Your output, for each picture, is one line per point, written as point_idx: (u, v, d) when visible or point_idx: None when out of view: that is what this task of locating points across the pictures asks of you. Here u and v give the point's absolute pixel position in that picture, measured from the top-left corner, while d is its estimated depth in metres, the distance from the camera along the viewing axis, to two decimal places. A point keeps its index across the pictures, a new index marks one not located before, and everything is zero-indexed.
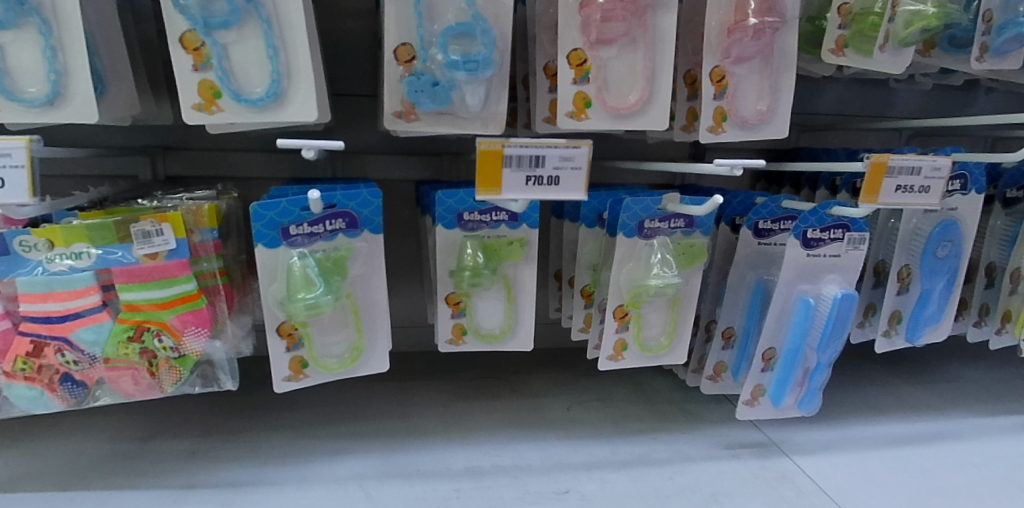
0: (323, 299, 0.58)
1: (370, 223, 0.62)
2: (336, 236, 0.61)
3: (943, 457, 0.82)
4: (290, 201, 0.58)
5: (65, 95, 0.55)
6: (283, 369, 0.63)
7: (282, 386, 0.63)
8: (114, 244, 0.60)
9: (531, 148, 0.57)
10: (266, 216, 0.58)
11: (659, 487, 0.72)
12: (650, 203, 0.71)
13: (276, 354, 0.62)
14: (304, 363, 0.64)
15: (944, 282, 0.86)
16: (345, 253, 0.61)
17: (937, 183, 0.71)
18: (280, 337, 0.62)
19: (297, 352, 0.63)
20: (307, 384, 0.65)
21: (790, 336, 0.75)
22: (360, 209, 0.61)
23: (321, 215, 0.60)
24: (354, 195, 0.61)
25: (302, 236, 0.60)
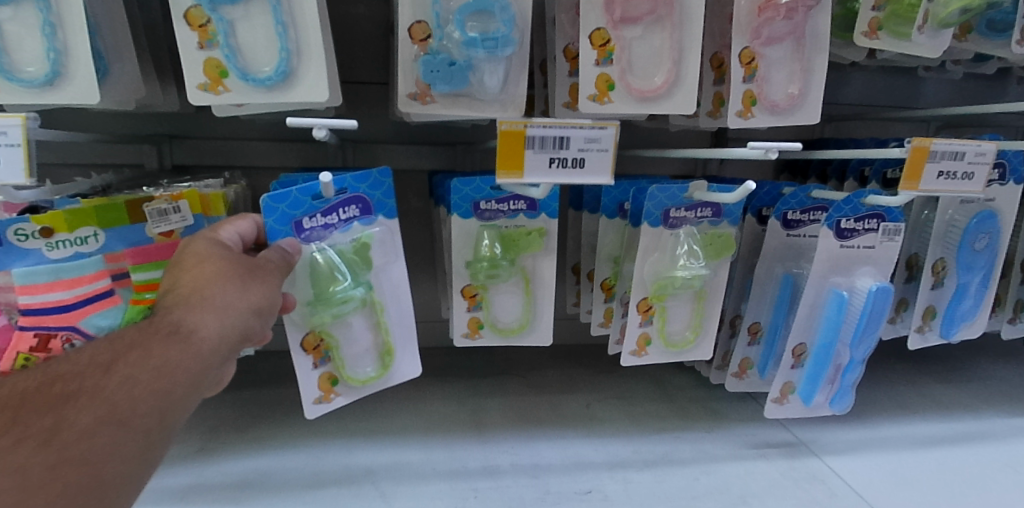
0: (350, 288, 0.57)
1: (383, 207, 0.59)
2: (351, 225, 0.58)
3: (981, 458, 0.78)
4: (300, 191, 0.54)
5: (65, 75, 0.52)
6: (313, 391, 0.60)
7: (313, 411, 0.60)
8: (126, 224, 0.58)
9: (555, 129, 0.55)
10: (278, 209, 0.54)
11: (684, 488, 0.68)
12: (676, 191, 0.68)
13: (304, 375, 0.59)
14: (333, 381, 0.61)
15: (982, 276, 0.81)
16: (366, 239, 0.57)
17: (980, 169, 0.68)
18: (307, 354, 0.59)
19: (324, 368, 0.61)
20: (339, 403, 0.62)
21: (821, 331, 0.71)
22: (371, 193, 0.58)
23: (334, 204, 0.56)
24: (364, 178, 0.57)
25: (316, 229, 0.56)
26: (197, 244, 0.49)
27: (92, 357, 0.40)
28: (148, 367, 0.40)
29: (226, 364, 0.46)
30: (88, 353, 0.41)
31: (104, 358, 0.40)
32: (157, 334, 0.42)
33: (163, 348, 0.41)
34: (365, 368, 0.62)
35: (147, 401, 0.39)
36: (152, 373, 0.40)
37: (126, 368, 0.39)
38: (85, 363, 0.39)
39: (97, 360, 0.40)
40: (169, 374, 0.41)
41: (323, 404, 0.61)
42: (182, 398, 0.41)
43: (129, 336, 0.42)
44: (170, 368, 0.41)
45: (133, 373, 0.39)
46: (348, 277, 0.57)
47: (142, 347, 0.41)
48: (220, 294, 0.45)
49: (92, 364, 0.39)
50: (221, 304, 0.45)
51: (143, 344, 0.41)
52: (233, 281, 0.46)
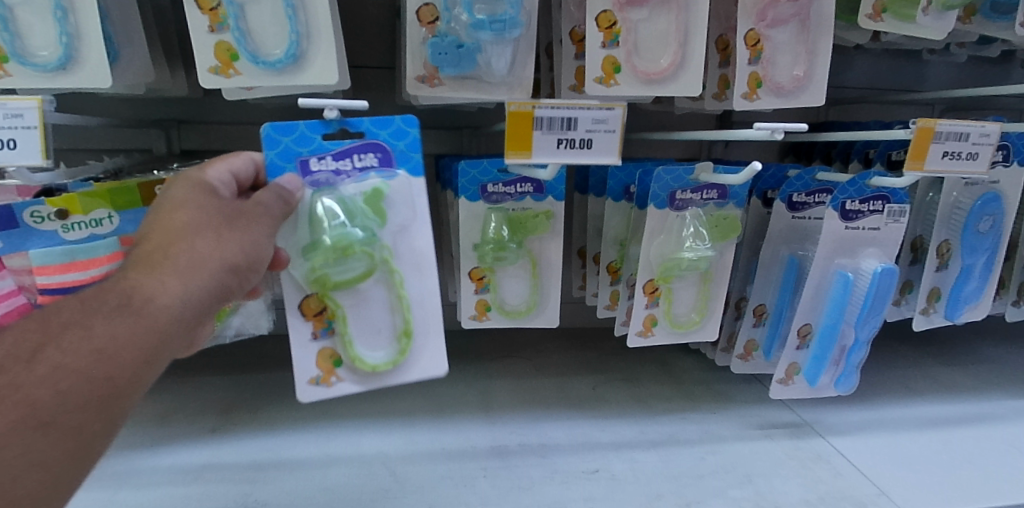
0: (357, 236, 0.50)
1: (405, 161, 0.52)
2: (367, 176, 0.52)
3: (984, 438, 0.79)
4: (308, 125, 0.51)
5: (78, 59, 0.53)
6: (310, 369, 0.54)
7: (307, 392, 0.54)
8: (138, 207, 0.59)
9: (562, 110, 0.55)
10: (281, 142, 0.51)
11: (691, 467, 0.69)
12: (682, 173, 0.68)
13: (300, 347, 0.53)
14: (335, 360, 0.54)
15: (986, 258, 0.82)
16: (381, 188, 0.52)
17: (985, 149, 0.68)
18: (307, 321, 0.53)
19: (325, 343, 0.54)
20: (339, 389, 0.55)
21: (827, 312, 0.71)
22: (393, 142, 0.52)
23: (347, 147, 0.52)
24: (386, 123, 0.52)
25: (324, 172, 0.52)
26: (174, 192, 0.46)
27: (16, 343, 0.35)
28: (90, 345, 0.36)
29: (197, 331, 0.43)
30: (13, 336, 0.36)
31: (32, 343, 0.35)
32: (104, 307, 0.38)
33: (110, 322, 0.37)
34: (375, 351, 0.55)
35: (88, 388, 0.35)
36: (94, 353, 0.36)
37: (58, 353, 0.35)
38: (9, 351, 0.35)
39: (21, 347, 0.35)
40: (116, 352, 0.36)
41: (320, 386, 0.54)
42: (135, 378, 0.37)
43: (65, 314, 0.37)
44: (117, 343, 0.37)
45: (71, 355, 0.35)
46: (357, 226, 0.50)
47: (82, 325, 0.36)
48: (187, 252, 0.42)
49: (18, 350, 0.35)
50: (187, 264, 0.41)
51: (85, 320, 0.37)
52: (207, 235, 0.43)
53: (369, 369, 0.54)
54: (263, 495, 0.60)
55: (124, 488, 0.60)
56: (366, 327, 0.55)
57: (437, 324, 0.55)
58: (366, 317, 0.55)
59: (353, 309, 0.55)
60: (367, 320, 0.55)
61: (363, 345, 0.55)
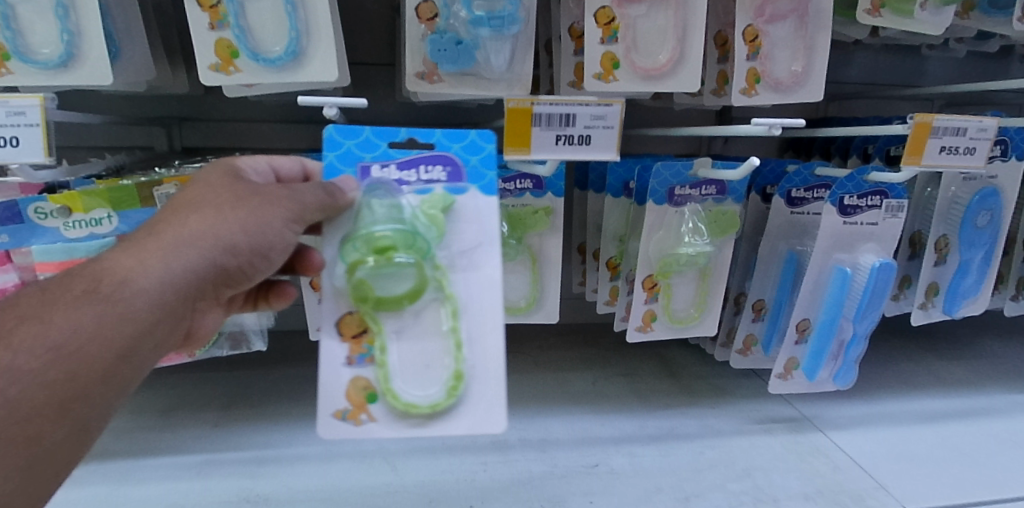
0: (396, 235, 0.44)
1: (476, 177, 0.48)
2: (432, 189, 0.48)
3: (981, 432, 0.79)
4: (374, 131, 0.49)
5: (78, 56, 0.53)
6: (337, 400, 0.43)
7: (328, 428, 0.42)
8: (135, 208, 0.59)
9: (561, 106, 0.55)
10: (345, 144, 0.48)
11: (689, 461, 0.70)
12: (680, 169, 0.69)
13: (329, 372, 0.43)
14: (368, 395, 0.43)
15: (984, 253, 0.82)
16: (443, 199, 0.47)
17: (982, 144, 0.68)
18: (342, 342, 0.44)
19: (360, 372, 0.43)
20: (369, 432, 0.43)
21: (826, 306, 0.72)
22: (465, 157, 0.49)
23: (415, 156, 0.49)
24: (460, 137, 0.49)
25: (384, 179, 0.48)
26: (199, 173, 0.46)
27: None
28: (46, 338, 0.33)
29: (183, 319, 0.40)
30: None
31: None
32: (71, 295, 0.35)
33: (74, 312, 0.34)
34: (420, 390, 0.43)
35: (48, 387, 0.32)
36: (50, 348, 0.33)
37: (4, 351, 0.32)
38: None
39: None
40: (76, 346, 0.34)
41: (346, 423, 0.43)
42: (99, 375, 0.35)
43: (23, 307, 0.35)
44: (78, 336, 0.34)
45: (21, 352, 0.32)
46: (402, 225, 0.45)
47: (42, 316, 0.34)
48: (175, 230, 0.39)
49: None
50: (173, 243, 0.39)
51: (44, 310, 0.34)
52: (205, 211, 0.41)
53: (408, 410, 0.43)
54: (266, 489, 0.61)
55: (127, 484, 0.60)
56: (413, 360, 0.44)
57: (499, 369, 0.44)
58: (414, 348, 0.45)
59: (399, 335, 0.45)
60: (412, 352, 0.45)
61: (406, 382, 0.44)
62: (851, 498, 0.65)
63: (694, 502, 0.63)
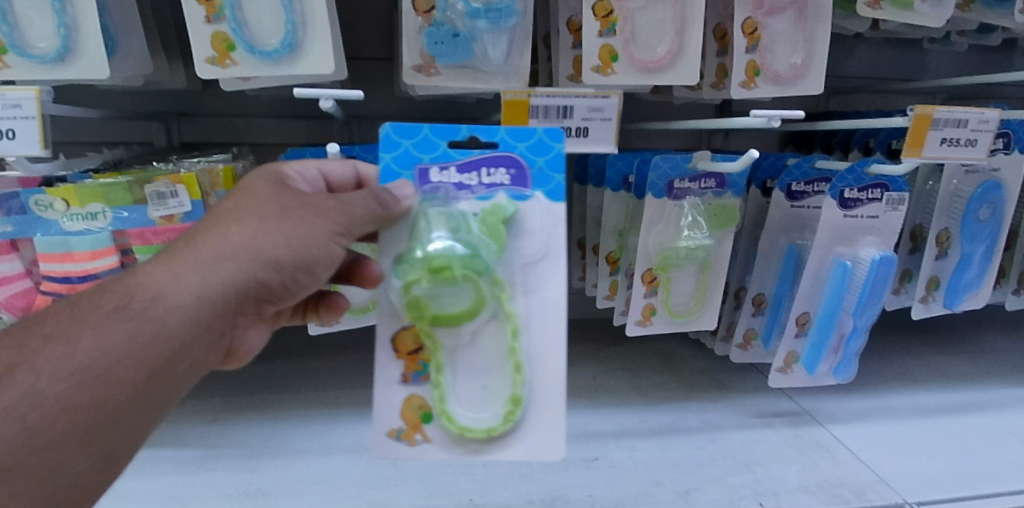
0: (453, 254, 0.42)
1: (543, 181, 0.46)
2: (495, 194, 0.46)
3: (983, 426, 0.79)
4: (432, 129, 0.46)
5: (75, 49, 0.53)
6: (393, 419, 0.44)
7: (384, 446, 0.44)
8: (128, 205, 0.59)
9: (559, 98, 0.55)
10: (401, 145, 0.46)
11: (689, 455, 0.70)
12: (680, 162, 0.69)
13: (386, 389, 0.44)
14: (424, 414, 0.44)
15: (985, 247, 0.82)
16: (505, 207, 0.45)
17: (983, 136, 0.68)
18: (398, 360, 0.44)
19: (417, 390, 0.44)
20: (424, 450, 0.44)
21: (825, 300, 0.71)
22: (531, 158, 0.46)
23: (477, 158, 0.46)
24: (527, 135, 0.46)
25: (444, 184, 0.46)
26: (247, 178, 0.45)
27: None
28: (72, 360, 0.34)
29: (217, 335, 0.40)
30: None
31: (5, 363, 0.34)
32: (102, 312, 0.36)
33: (102, 331, 0.35)
34: (475, 412, 0.44)
35: (77, 407, 0.34)
36: (74, 370, 0.34)
37: (29, 375, 0.33)
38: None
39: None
40: (102, 367, 0.34)
41: (400, 443, 0.44)
42: (125, 396, 0.35)
43: (53, 324, 0.36)
44: (104, 357, 0.35)
45: (46, 375, 0.33)
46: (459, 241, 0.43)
47: (69, 336, 0.35)
48: (215, 243, 0.39)
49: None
50: (211, 257, 0.39)
51: (71, 329, 0.35)
52: (248, 222, 0.40)
53: (463, 434, 0.43)
54: (265, 482, 0.61)
55: (127, 477, 0.61)
56: (470, 382, 0.45)
57: (559, 395, 0.44)
58: (471, 369, 0.45)
59: (457, 355, 0.45)
60: (469, 374, 0.45)
61: (461, 404, 0.44)
62: (853, 491, 0.65)
63: (694, 495, 0.63)
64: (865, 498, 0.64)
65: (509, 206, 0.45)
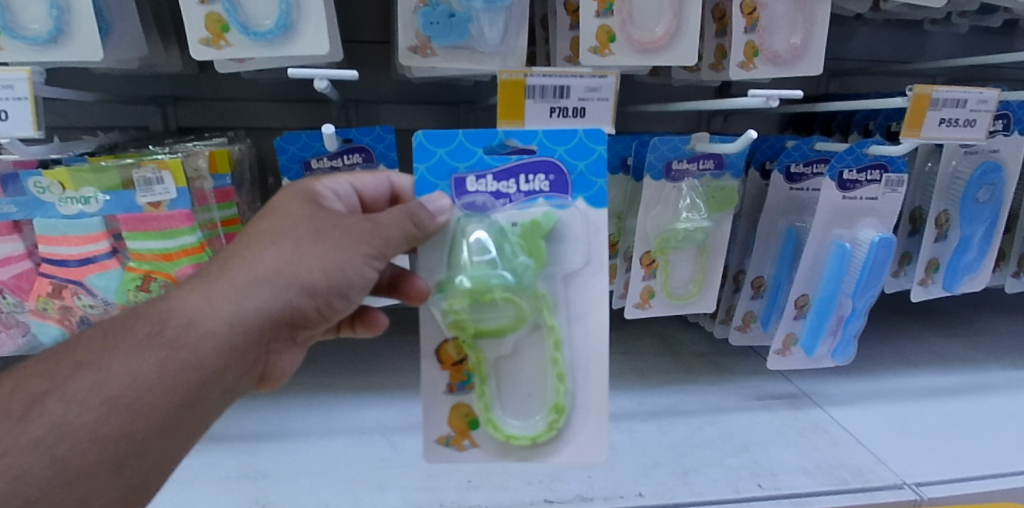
0: (496, 282, 0.44)
1: (583, 185, 0.47)
2: (535, 201, 0.48)
3: (981, 408, 0.79)
4: (467, 137, 0.47)
5: (68, 31, 0.52)
6: (441, 427, 0.48)
7: (434, 452, 0.48)
8: (118, 190, 0.58)
9: (555, 78, 0.55)
10: (436, 155, 0.47)
11: (687, 437, 0.70)
12: (678, 143, 0.68)
13: (434, 398, 0.48)
14: (471, 422, 0.48)
15: (985, 228, 0.82)
16: (544, 222, 0.46)
17: (982, 116, 0.67)
18: (444, 371, 0.48)
19: (463, 398, 0.48)
20: (472, 453, 0.48)
21: (824, 281, 0.71)
22: (571, 162, 0.47)
23: (514, 165, 0.47)
24: (566, 139, 0.47)
25: (482, 193, 0.47)
26: (278, 196, 0.45)
27: (19, 393, 0.34)
28: (102, 389, 0.34)
29: (249, 363, 0.40)
30: (19, 382, 0.35)
31: (35, 392, 0.34)
32: (134, 339, 0.36)
33: (135, 358, 0.35)
34: (518, 419, 0.49)
35: (112, 435, 0.34)
36: (104, 400, 0.34)
37: (58, 405, 0.34)
38: (11, 401, 0.34)
39: (22, 399, 0.34)
40: (130, 398, 0.35)
41: (450, 447, 0.48)
42: (155, 427, 0.35)
43: (82, 351, 0.36)
44: (134, 387, 0.35)
45: (76, 405, 0.34)
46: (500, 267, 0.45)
47: (103, 363, 0.35)
48: (248, 267, 0.39)
49: (20, 400, 0.34)
50: (245, 282, 0.39)
51: (102, 357, 0.36)
52: (282, 244, 0.40)
53: (507, 440, 0.47)
54: (264, 465, 0.61)
55: None
56: (513, 390, 0.49)
57: (599, 406, 0.48)
58: (514, 378, 0.50)
59: (501, 365, 0.49)
60: (512, 382, 0.49)
61: (503, 411, 0.49)
62: (851, 472, 0.65)
63: (692, 476, 0.63)
64: (863, 479, 0.64)
65: (548, 221, 0.46)
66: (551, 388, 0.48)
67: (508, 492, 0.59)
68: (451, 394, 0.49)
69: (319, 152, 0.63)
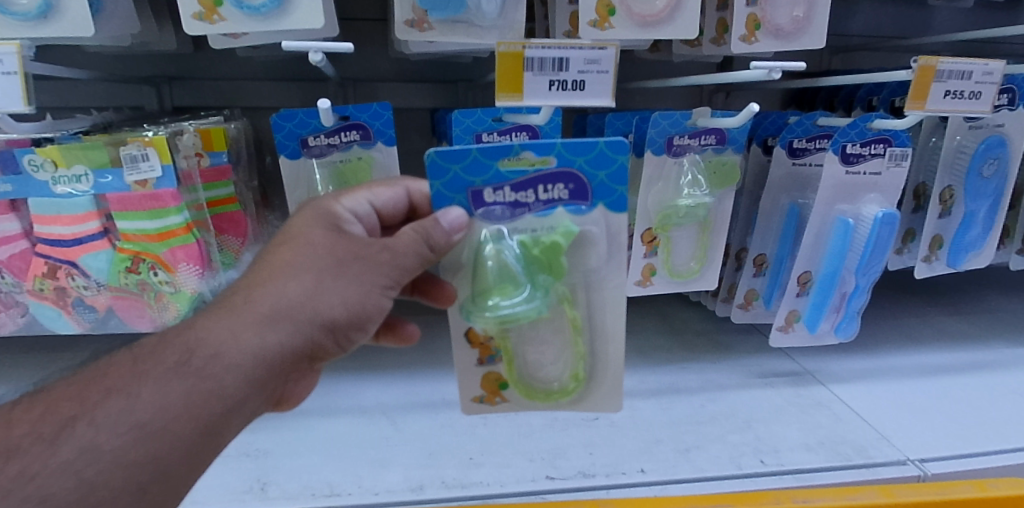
0: (523, 310, 0.43)
1: (604, 193, 0.44)
2: (554, 210, 0.45)
3: (985, 385, 0.78)
4: (482, 151, 0.42)
5: (57, 7, 0.51)
6: (474, 388, 0.49)
7: (470, 409, 0.50)
8: (107, 169, 0.58)
9: (554, 50, 0.54)
10: (449, 170, 0.43)
11: (689, 414, 0.70)
12: (679, 118, 0.67)
13: (464, 368, 0.49)
14: (501, 384, 0.49)
15: (989, 204, 0.81)
16: (563, 241, 0.44)
17: (988, 88, 0.66)
18: (472, 347, 0.48)
19: (493, 368, 0.49)
20: (503, 410, 0.50)
21: (828, 258, 0.71)
22: (592, 172, 0.43)
23: (534, 177, 0.43)
24: (587, 149, 0.42)
25: (500, 205, 0.44)
26: (293, 220, 0.43)
27: (45, 416, 0.33)
28: (131, 415, 0.33)
29: (271, 394, 0.39)
30: (43, 405, 0.34)
31: (65, 415, 0.33)
32: (161, 367, 0.35)
33: (162, 386, 0.34)
34: (546, 381, 0.50)
35: (134, 467, 0.32)
36: (132, 426, 0.33)
37: (87, 430, 0.32)
38: (39, 424, 0.33)
39: (49, 422, 0.33)
40: (158, 424, 0.33)
41: (483, 405, 0.50)
42: (181, 455, 0.34)
43: (111, 377, 0.35)
44: (163, 415, 0.34)
45: (104, 430, 0.33)
46: (524, 290, 0.44)
47: (129, 390, 0.34)
48: (273, 299, 0.38)
49: (48, 424, 0.33)
50: (269, 314, 0.38)
51: (131, 383, 0.34)
52: (304, 278, 0.39)
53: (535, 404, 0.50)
54: (266, 445, 0.62)
55: None
56: (539, 359, 0.50)
57: (617, 374, 0.49)
58: (540, 348, 0.50)
59: (525, 338, 0.49)
60: (539, 354, 0.50)
61: (532, 378, 0.50)
62: (854, 449, 0.64)
63: (694, 453, 0.63)
64: (867, 455, 0.63)
65: (567, 238, 0.44)
66: (574, 358, 0.49)
67: (510, 468, 0.59)
68: (482, 364, 0.50)
69: (315, 130, 0.62)
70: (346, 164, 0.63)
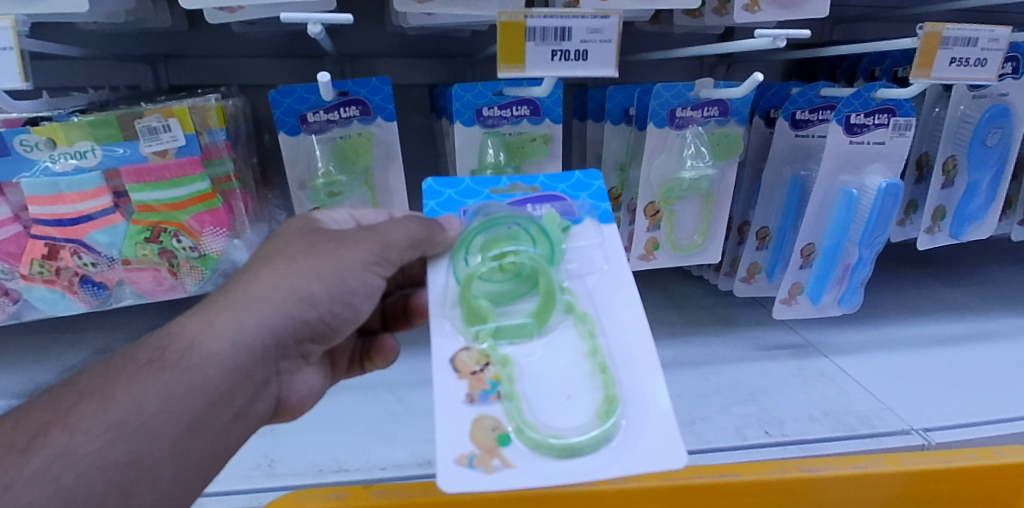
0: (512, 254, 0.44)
1: (587, 208, 0.49)
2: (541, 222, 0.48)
3: (987, 355, 0.79)
4: (473, 181, 0.51)
5: None
6: (460, 443, 0.35)
7: (452, 479, 0.34)
8: (118, 142, 0.59)
9: (556, 19, 0.53)
10: (444, 194, 0.50)
11: (693, 387, 0.70)
12: (682, 90, 0.66)
13: (449, 412, 0.37)
14: (500, 436, 0.36)
15: (993, 173, 0.81)
16: (554, 221, 0.46)
17: (994, 56, 0.65)
18: (462, 376, 0.39)
19: (489, 409, 0.37)
20: (506, 479, 0.34)
21: (832, 230, 0.71)
22: (573, 194, 0.50)
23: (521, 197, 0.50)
24: (565, 178, 0.51)
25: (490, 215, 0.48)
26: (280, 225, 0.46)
27: (20, 426, 0.32)
28: (107, 415, 0.33)
29: (255, 384, 0.39)
30: (15, 420, 0.33)
31: (38, 424, 0.32)
32: (135, 366, 0.35)
33: (135, 386, 0.34)
34: (567, 424, 0.36)
35: (112, 471, 0.32)
36: (110, 427, 0.32)
37: (62, 435, 0.32)
38: (13, 434, 0.32)
39: (21, 433, 0.32)
40: (138, 422, 0.33)
41: (474, 472, 0.34)
42: (166, 451, 0.34)
43: (84, 384, 0.35)
44: (141, 411, 0.33)
45: (79, 433, 0.32)
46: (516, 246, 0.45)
47: (103, 393, 0.34)
48: (245, 288, 0.40)
49: (21, 433, 0.32)
50: (240, 300, 0.39)
51: (104, 386, 0.34)
52: (278, 262, 0.42)
53: (553, 447, 0.35)
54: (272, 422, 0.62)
55: None
56: (547, 393, 0.38)
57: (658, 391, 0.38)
58: (550, 378, 0.39)
59: (530, 367, 0.40)
60: (544, 385, 0.39)
61: (544, 418, 0.37)
62: (858, 419, 0.65)
63: (700, 424, 0.63)
64: (870, 425, 0.64)
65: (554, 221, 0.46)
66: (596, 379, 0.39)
67: None
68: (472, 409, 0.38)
69: (315, 104, 0.61)
70: (347, 139, 0.63)
